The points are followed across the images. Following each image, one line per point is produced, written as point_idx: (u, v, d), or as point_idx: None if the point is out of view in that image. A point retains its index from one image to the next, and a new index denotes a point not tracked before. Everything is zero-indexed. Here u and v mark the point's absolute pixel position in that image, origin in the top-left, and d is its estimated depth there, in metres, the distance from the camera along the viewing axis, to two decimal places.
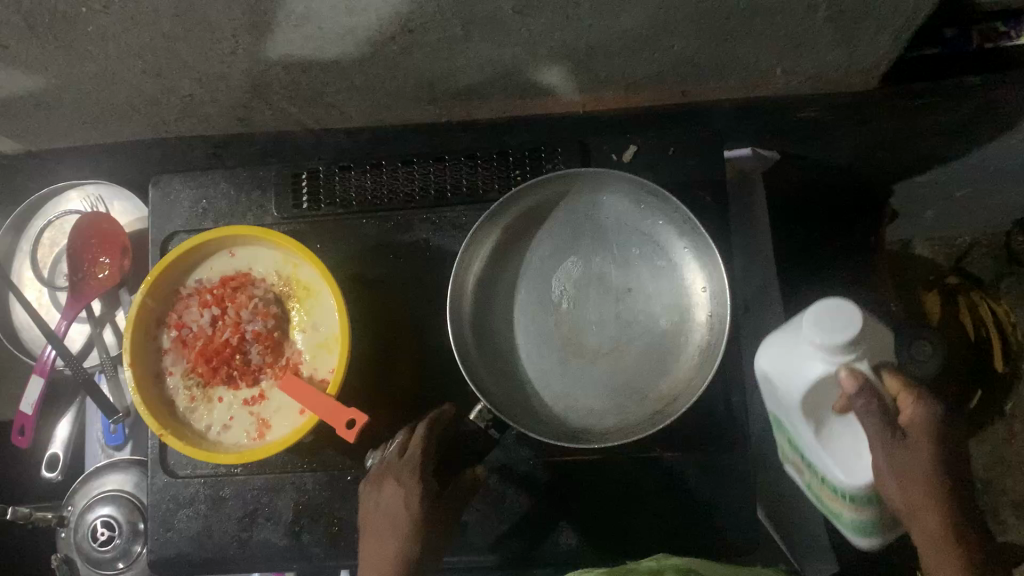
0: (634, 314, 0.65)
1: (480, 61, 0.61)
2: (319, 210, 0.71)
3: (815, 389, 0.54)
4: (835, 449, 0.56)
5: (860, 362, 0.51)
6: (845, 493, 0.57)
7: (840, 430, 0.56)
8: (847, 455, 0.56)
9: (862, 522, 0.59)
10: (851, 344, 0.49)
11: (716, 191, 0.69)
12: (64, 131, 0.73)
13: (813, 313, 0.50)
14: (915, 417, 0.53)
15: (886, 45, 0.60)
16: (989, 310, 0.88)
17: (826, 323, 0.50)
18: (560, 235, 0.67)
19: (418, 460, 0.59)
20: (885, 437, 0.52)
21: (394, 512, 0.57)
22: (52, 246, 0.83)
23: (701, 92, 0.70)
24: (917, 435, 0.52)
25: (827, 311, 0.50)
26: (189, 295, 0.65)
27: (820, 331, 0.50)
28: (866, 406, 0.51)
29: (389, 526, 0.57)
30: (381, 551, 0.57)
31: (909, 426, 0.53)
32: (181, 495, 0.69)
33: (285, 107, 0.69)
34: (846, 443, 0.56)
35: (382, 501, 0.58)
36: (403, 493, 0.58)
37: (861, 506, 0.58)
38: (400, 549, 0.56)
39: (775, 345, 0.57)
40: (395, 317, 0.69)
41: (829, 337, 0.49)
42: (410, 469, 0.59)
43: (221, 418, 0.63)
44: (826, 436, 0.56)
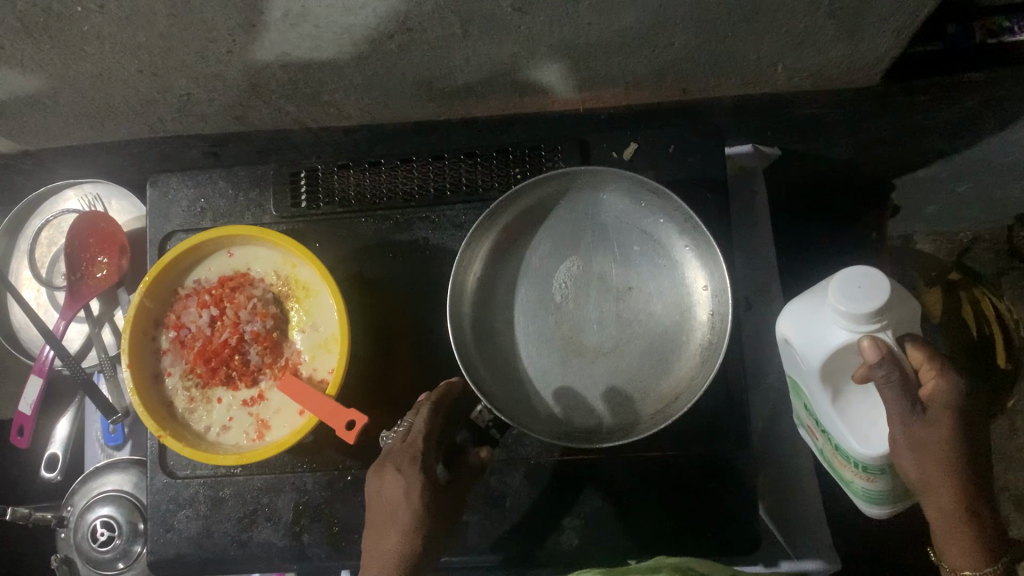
0: (634, 313, 0.65)
1: (478, 58, 0.60)
2: (318, 209, 0.71)
3: (834, 354, 0.53)
4: (850, 418, 0.56)
5: (883, 332, 0.50)
6: (857, 461, 0.57)
7: (856, 397, 0.56)
8: (862, 424, 0.56)
9: (873, 492, 0.59)
10: (876, 313, 0.49)
11: (717, 188, 0.69)
12: (60, 132, 0.73)
13: (843, 276, 0.50)
14: (936, 391, 0.51)
15: (888, 41, 0.60)
16: (992, 308, 0.89)
17: (853, 291, 0.49)
18: (561, 233, 0.67)
19: (420, 447, 0.57)
20: (903, 413, 0.51)
21: (395, 502, 0.55)
22: (50, 246, 0.82)
23: (701, 90, 0.70)
24: (938, 409, 0.51)
25: (856, 277, 0.49)
26: (187, 295, 0.65)
27: (846, 299, 0.49)
28: (886, 378, 0.50)
29: (391, 516, 0.55)
30: (381, 544, 0.55)
31: (930, 401, 0.51)
32: (180, 496, 0.69)
33: (283, 106, 0.68)
34: (862, 410, 0.56)
35: (382, 490, 0.56)
36: (404, 483, 0.55)
37: (873, 476, 0.57)
38: (401, 543, 0.54)
39: (798, 309, 0.56)
40: (394, 316, 0.69)
41: (854, 302, 0.49)
42: (411, 458, 0.57)
43: (220, 419, 0.63)
44: (842, 402, 0.56)
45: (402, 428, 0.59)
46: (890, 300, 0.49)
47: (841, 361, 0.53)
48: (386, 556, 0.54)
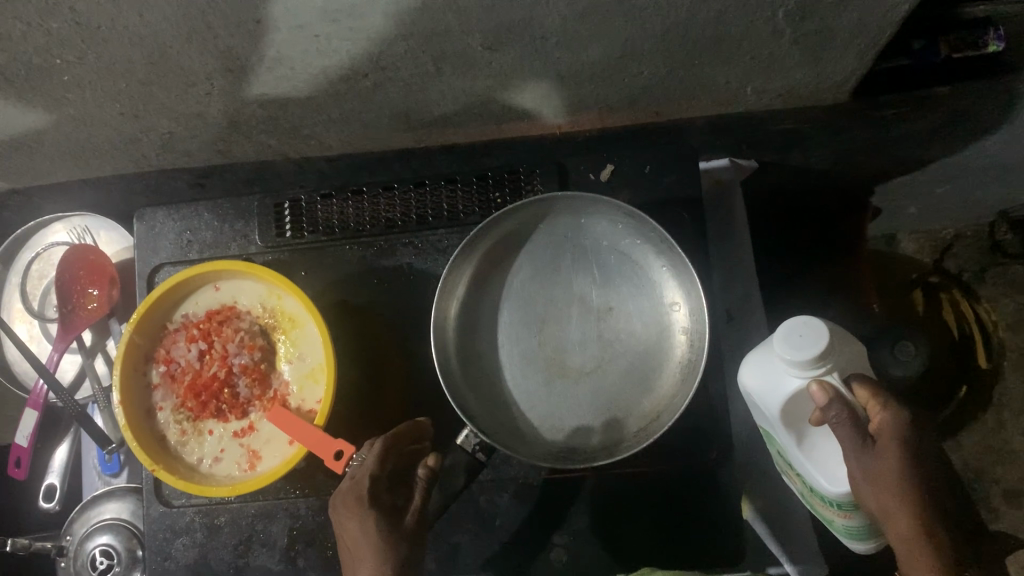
0: (615, 334, 0.66)
1: (452, 92, 0.61)
2: (302, 238, 0.72)
3: (793, 400, 0.56)
4: (817, 457, 0.57)
5: (830, 374, 0.53)
6: (833, 500, 0.58)
7: (820, 439, 0.57)
8: (831, 464, 0.57)
9: (852, 528, 0.60)
10: (818, 358, 0.52)
11: (693, 206, 0.70)
12: (46, 170, 0.74)
13: (785, 326, 0.53)
14: (884, 423, 0.52)
15: (852, 63, 0.61)
16: (971, 310, 0.95)
17: (795, 340, 0.52)
18: (540, 256, 0.68)
19: (365, 484, 0.54)
20: (855, 448, 0.52)
21: (356, 544, 0.53)
22: (41, 278, 0.84)
23: (676, 111, 0.71)
24: (887, 440, 0.52)
25: (796, 327, 0.53)
26: (176, 330, 0.66)
27: (789, 348, 0.53)
28: (840, 417, 0.52)
29: (355, 558, 0.52)
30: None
31: (879, 434, 0.52)
32: (177, 524, 0.71)
33: (265, 140, 0.69)
34: (829, 452, 0.57)
35: (345, 534, 0.54)
36: (358, 522, 0.53)
37: (848, 512, 0.58)
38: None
39: (752, 360, 0.58)
40: (382, 343, 0.70)
41: (797, 349, 0.52)
42: (357, 495, 0.54)
43: (211, 450, 0.64)
44: (808, 446, 0.58)
45: (353, 466, 0.57)
46: (830, 344, 0.52)
47: (797, 405, 0.56)
48: None
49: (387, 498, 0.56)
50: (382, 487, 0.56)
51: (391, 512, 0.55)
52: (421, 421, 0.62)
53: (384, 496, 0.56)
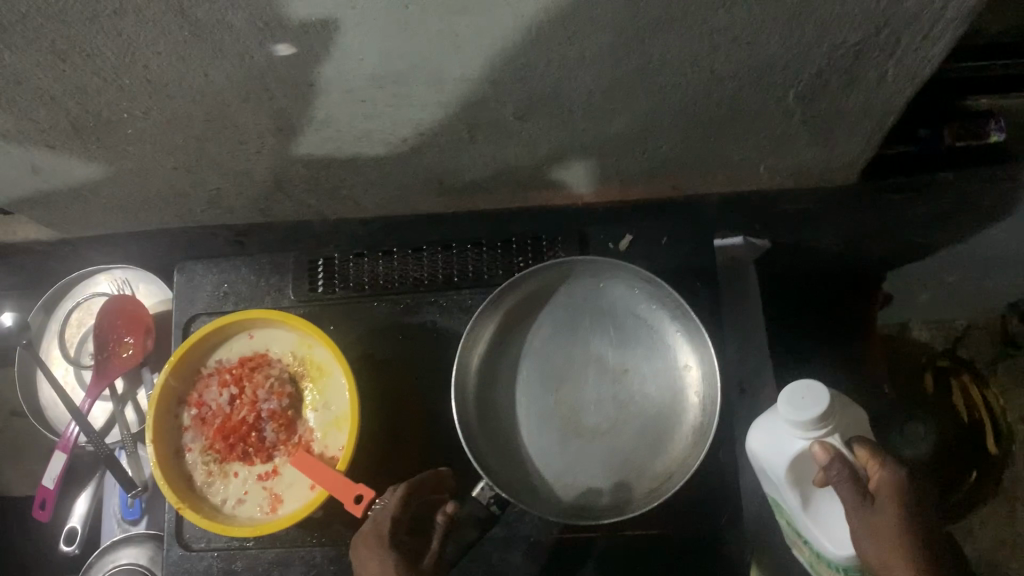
0: (629, 396, 0.68)
1: (483, 160, 0.66)
2: (333, 294, 0.76)
3: (797, 462, 0.58)
4: (822, 521, 0.59)
5: (831, 436, 0.56)
6: (838, 565, 0.59)
7: (825, 502, 0.59)
8: (835, 528, 0.58)
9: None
10: (821, 419, 0.55)
11: (708, 277, 0.73)
12: (97, 221, 0.78)
13: (788, 390, 0.56)
14: (883, 481, 0.55)
15: (861, 146, 0.65)
16: (982, 395, 0.94)
17: (797, 402, 0.55)
18: (559, 317, 0.71)
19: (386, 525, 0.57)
20: (855, 505, 0.55)
21: None
22: (79, 327, 0.88)
23: (692, 187, 0.75)
24: (885, 496, 0.54)
25: (799, 391, 0.56)
26: (209, 374, 0.69)
27: (792, 410, 0.55)
28: (841, 475, 0.55)
29: None
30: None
31: (877, 492, 0.55)
32: (195, 568, 0.72)
33: (305, 200, 0.74)
34: (833, 515, 0.59)
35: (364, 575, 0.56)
36: (379, 559, 0.56)
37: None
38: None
39: (760, 422, 0.61)
40: (403, 397, 0.73)
41: (799, 411, 0.55)
42: (378, 534, 0.57)
43: (235, 492, 0.66)
44: (814, 510, 0.59)
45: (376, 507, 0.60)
46: (830, 407, 0.55)
47: (801, 467, 0.58)
48: None
49: (406, 543, 0.58)
50: (403, 529, 0.58)
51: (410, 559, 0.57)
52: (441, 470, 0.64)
53: (405, 538, 0.58)
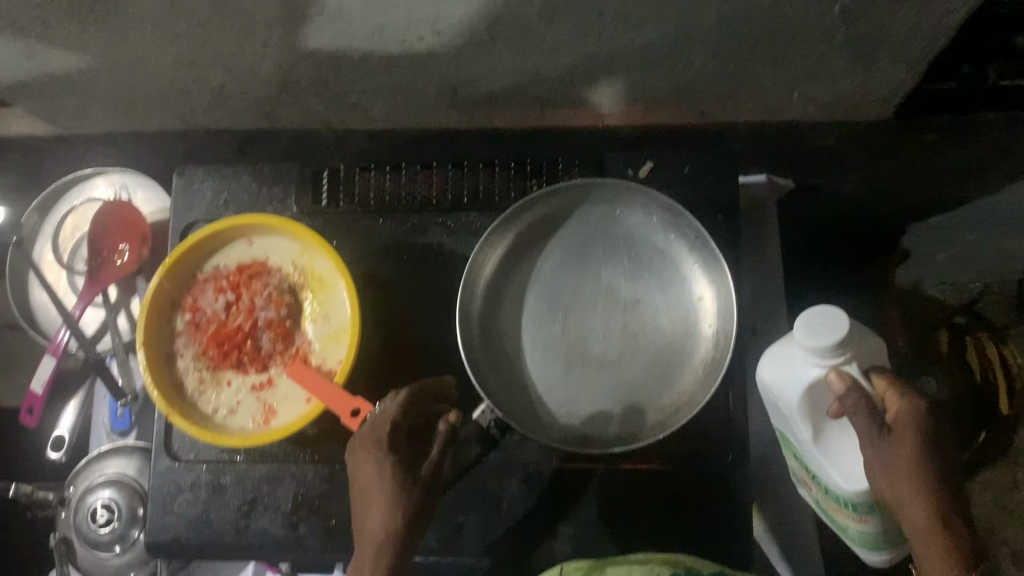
0: (641, 327, 0.66)
1: (502, 67, 0.62)
2: (337, 208, 0.73)
3: (811, 392, 0.56)
4: (832, 456, 0.57)
5: (847, 365, 0.55)
6: (847, 502, 0.58)
7: (839, 437, 0.57)
8: (844, 462, 0.56)
9: (868, 535, 0.59)
10: (837, 346, 0.53)
11: (728, 210, 0.70)
12: (94, 117, 0.75)
13: (806, 315, 0.55)
14: (901, 411, 0.53)
15: (902, 73, 0.62)
16: (997, 353, 0.88)
17: (815, 327, 0.54)
18: (572, 243, 0.68)
19: (384, 431, 0.55)
20: (871, 436, 0.53)
21: (373, 486, 0.54)
22: (74, 232, 0.84)
23: (719, 113, 0.72)
24: (903, 428, 0.52)
25: (816, 316, 0.54)
26: (205, 280, 0.66)
27: (808, 334, 0.54)
28: (856, 404, 0.53)
29: (370, 500, 0.53)
30: (364, 516, 0.53)
31: (895, 422, 0.53)
32: (182, 480, 0.69)
33: (312, 105, 0.70)
34: (847, 450, 0.57)
35: (359, 476, 0.55)
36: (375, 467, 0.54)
37: (865, 516, 0.58)
38: (388, 522, 0.52)
39: (771, 354, 0.59)
40: (405, 318, 0.70)
41: (814, 338, 0.54)
42: (373, 439, 0.55)
43: (227, 401, 0.64)
44: (825, 445, 0.57)
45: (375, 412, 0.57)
46: (849, 335, 0.54)
47: (815, 398, 0.56)
48: (371, 536, 0.52)
49: (407, 446, 0.56)
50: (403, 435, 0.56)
51: (409, 462, 0.55)
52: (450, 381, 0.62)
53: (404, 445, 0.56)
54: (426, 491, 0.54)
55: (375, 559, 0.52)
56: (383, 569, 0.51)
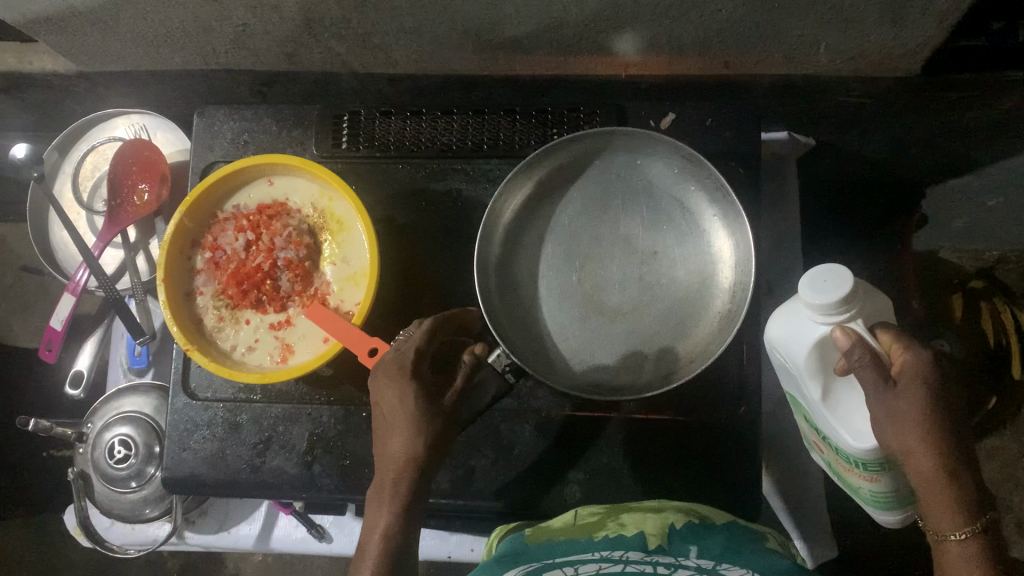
0: (657, 278, 0.66)
1: (528, 11, 0.62)
2: (356, 152, 0.73)
3: (819, 349, 0.55)
4: (840, 414, 0.57)
5: (853, 321, 0.53)
6: (858, 460, 0.57)
7: (848, 394, 0.57)
8: (854, 420, 0.56)
9: (879, 494, 0.59)
10: (843, 302, 0.52)
11: (749, 163, 0.70)
12: (117, 54, 0.75)
13: (810, 273, 0.53)
14: (906, 364, 0.52)
15: (932, 26, 0.61)
16: (1013, 319, 0.87)
17: (819, 284, 0.52)
18: (592, 193, 0.68)
19: (409, 358, 0.55)
20: (877, 389, 0.52)
21: (393, 412, 0.54)
22: (94, 171, 0.85)
23: (744, 65, 0.72)
24: (909, 379, 0.51)
25: (821, 274, 0.53)
26: (226, 219, 0.67)
27: (813, 292, 0.52)
28: (862, 359, 0.52)
29: (391, 426, 0.54)
30: (386, 441, 0.54)
31: (900, 375, 0.52)
32: (199, 417, 0.70)
33: (335, 46, 0.70)
34: (856, 406, 0.57)
35: (381, 402, 0.55)
36: (398, 394, 0.54)
37: (876, 475, 0.58)
38: (410, 448, 0.53)
39: (781, 312, 0.59)
40: (422, 263, 0.71)
41: (820, 294, 0.52)
42: (398, 366, 0.55)
43: (246, 339, 0.65)
44: (834, 402, 0.57)
45: (398, 341, 0.58)
46: (855, 290, 0.52)
47: (823, 354, 0.56)
48: (393, 462, 0.53)
49: (431, 374, 0.57)
50: (425, 363, 0.56)
51: (433, 390, 0.55)
52: (467, 313, 0.64)
53: (427, 372, 0.56)
54: (448, 419, 0.55)
55: (397, 480, 0.53)
56: (405, 491, 0.53)
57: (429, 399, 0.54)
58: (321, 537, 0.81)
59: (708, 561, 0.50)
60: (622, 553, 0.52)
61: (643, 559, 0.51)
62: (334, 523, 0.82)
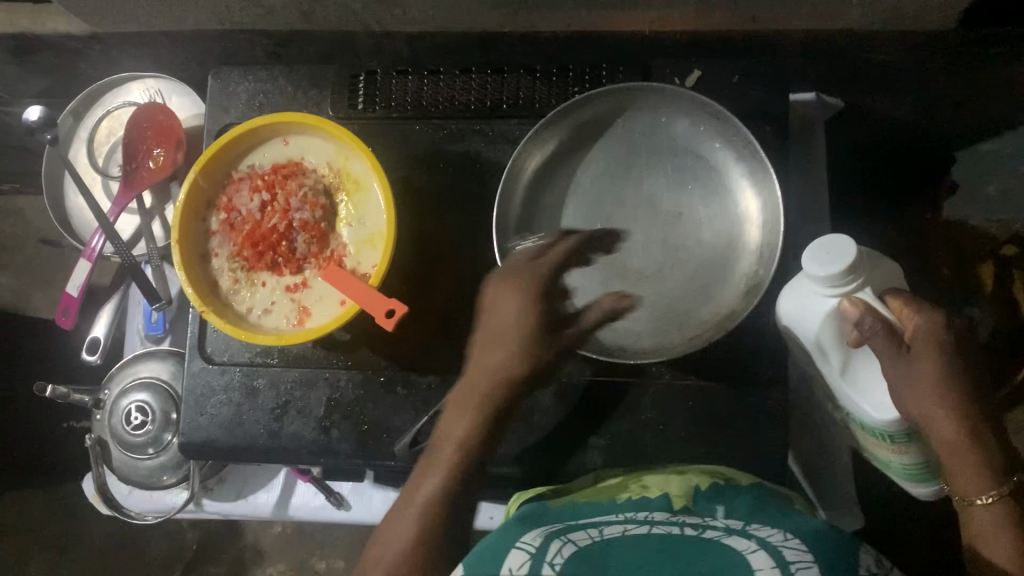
0: (682, 239, 0.64)
1: None
2: (373, 112, 0.71)
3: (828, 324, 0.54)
4: (859, 389, 0.55)
5: (861, 291, 0.52)
6: (884, 434, 0.56)
7: (865, 368, 0.55)
8: (873, 393, 0.55)
9: (911, 466, 0.57)
10: (848, 272, 0.50)
11: (777, 122, 0.68)
12: (129, 13, 0.73)
13: (810, 248, 0.52)
14: (919, 328, 0.50)
15: None
16: None
17: (822, 256, 0.51)
18: (614, 152, 0.66)
19: (541, 279, 0.55)
20: (892, 357, 0.50)
21: (507, 321, 0.55)
22: (109, 136, 0.84)
23: (772, 19, 0.69)
24: (922, 344, 0.50)
25: (822, 246, 0.51)
26: (240, 179, 0.66)
27: (815, 264, 0.51)
28: (873, 327, 0.50)
29: (501, 337, 0.55)
30: (485, 364, 0.55)
31: (913, 340, 0.50)
32: (215, 382, 0.69)
33: (351, 2, 0.68)
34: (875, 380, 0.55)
35: (495, 307, 0.56)
36: (518, 307, 0.55)
37: (904, 447, 0.56)
38: (509, 367, 0.54)
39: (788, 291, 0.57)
40: (439, 225, 0.69)
41: (823, 267, 0.51)
42: (533, 280, 0.55)
43: (262, 302, 0.64)
44: (851, 376, 0.55)
45: (527, 250, 0.58)
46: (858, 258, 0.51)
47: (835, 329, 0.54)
48: (490, 373, 0.54)
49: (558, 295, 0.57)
50: (556, 287, 0.56)
51: (554, 313, 0.56)
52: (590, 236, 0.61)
53: (557, 292, 0.56)
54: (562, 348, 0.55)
55: (486, 391, 0.54)
56: (491, 404, 0.54)
57: (549, 324, 0.55)
58: (339, 504, 0.81)
59: (737, 521, 0.49)
60: (647, 515, 0.51)
61: (668, 519, 0.50)
62: (352, 492, 0.82)
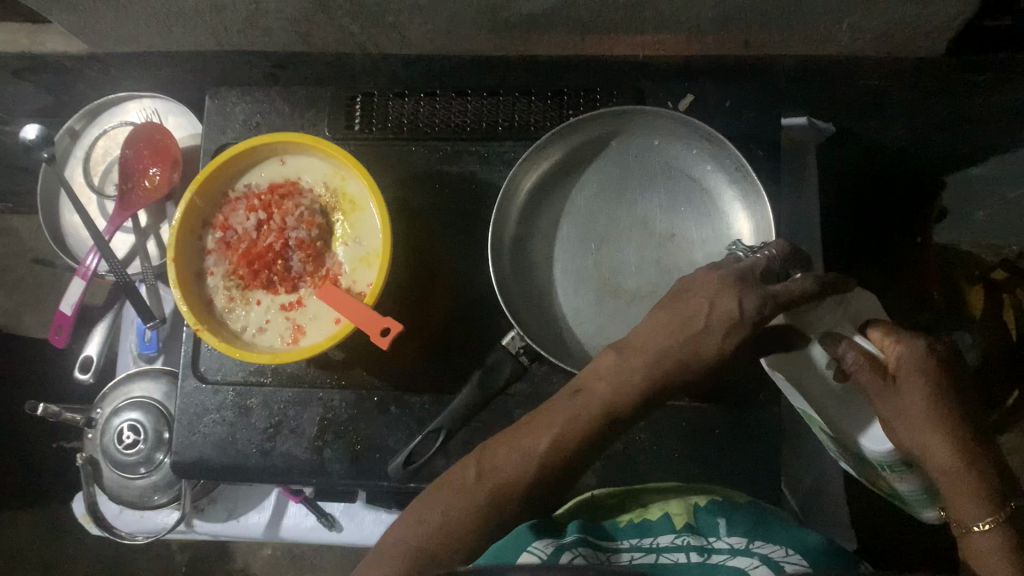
0: (676, 260, 0.64)
1: None
2: (369, 134, 0.72)
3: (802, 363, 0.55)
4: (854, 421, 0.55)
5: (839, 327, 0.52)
6: (882, 463, 0.55)
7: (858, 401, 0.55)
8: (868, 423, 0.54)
9: (916, 494, 0.55)
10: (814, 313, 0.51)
11: (769, 145, 0.68)
12: (128, 34, 0.74)
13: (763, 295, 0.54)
14: (901, 357, 0.50)
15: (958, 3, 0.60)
16: None
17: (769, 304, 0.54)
18: (608, 174, 0.67)
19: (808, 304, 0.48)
20: (879, 390, 0.50)
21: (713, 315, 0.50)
22: (105, 156, 0.84)
23: (764, 45, 0.70)
24: (907, 373, 0.49)
25: None
26: (237, 199, 0.66)
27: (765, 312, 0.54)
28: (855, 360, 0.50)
29: (697, 328, 0.50)
30: (622, 377, 0.51)
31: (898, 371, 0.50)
32: (208, 402, 0.69)
33: (348, 25, 0.69)
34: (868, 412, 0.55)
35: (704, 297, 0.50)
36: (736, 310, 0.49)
37: (903, 476, 0.54)
38: (643, 385, 0.51)
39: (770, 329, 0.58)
40: (434, 245, 0.70)
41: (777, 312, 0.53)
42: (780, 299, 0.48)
43: (256, 320, 0.64)
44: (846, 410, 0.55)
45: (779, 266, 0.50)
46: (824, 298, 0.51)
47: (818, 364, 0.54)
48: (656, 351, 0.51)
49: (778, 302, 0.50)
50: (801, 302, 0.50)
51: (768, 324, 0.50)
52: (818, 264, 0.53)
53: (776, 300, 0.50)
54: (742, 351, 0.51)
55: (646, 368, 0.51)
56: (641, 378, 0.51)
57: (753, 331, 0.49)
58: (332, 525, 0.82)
59: (741, 540, 0.50)
60: (652, 540, 0.51)
61: (673, 542, 0.50)
62: (344, 513, 0.82)
